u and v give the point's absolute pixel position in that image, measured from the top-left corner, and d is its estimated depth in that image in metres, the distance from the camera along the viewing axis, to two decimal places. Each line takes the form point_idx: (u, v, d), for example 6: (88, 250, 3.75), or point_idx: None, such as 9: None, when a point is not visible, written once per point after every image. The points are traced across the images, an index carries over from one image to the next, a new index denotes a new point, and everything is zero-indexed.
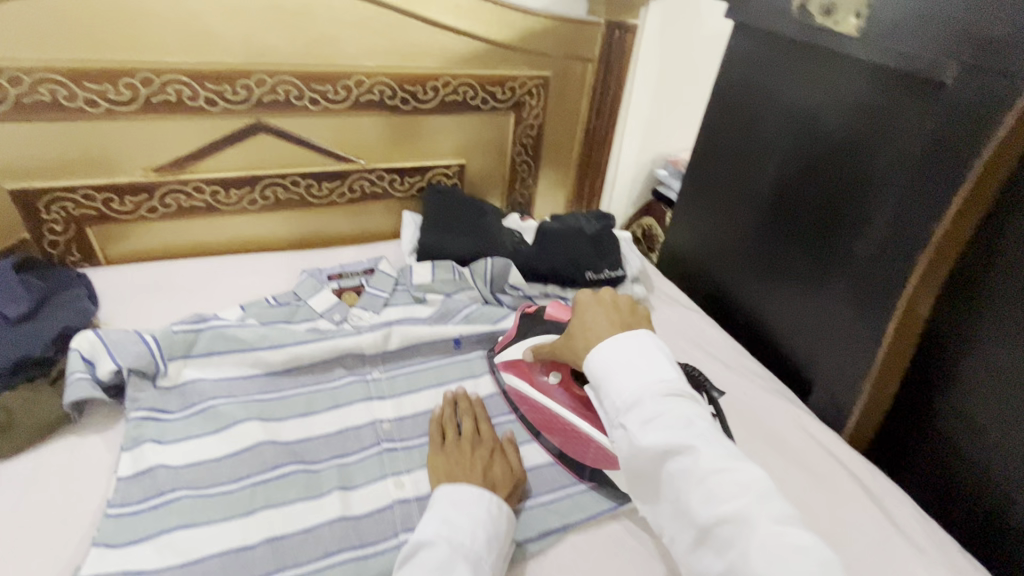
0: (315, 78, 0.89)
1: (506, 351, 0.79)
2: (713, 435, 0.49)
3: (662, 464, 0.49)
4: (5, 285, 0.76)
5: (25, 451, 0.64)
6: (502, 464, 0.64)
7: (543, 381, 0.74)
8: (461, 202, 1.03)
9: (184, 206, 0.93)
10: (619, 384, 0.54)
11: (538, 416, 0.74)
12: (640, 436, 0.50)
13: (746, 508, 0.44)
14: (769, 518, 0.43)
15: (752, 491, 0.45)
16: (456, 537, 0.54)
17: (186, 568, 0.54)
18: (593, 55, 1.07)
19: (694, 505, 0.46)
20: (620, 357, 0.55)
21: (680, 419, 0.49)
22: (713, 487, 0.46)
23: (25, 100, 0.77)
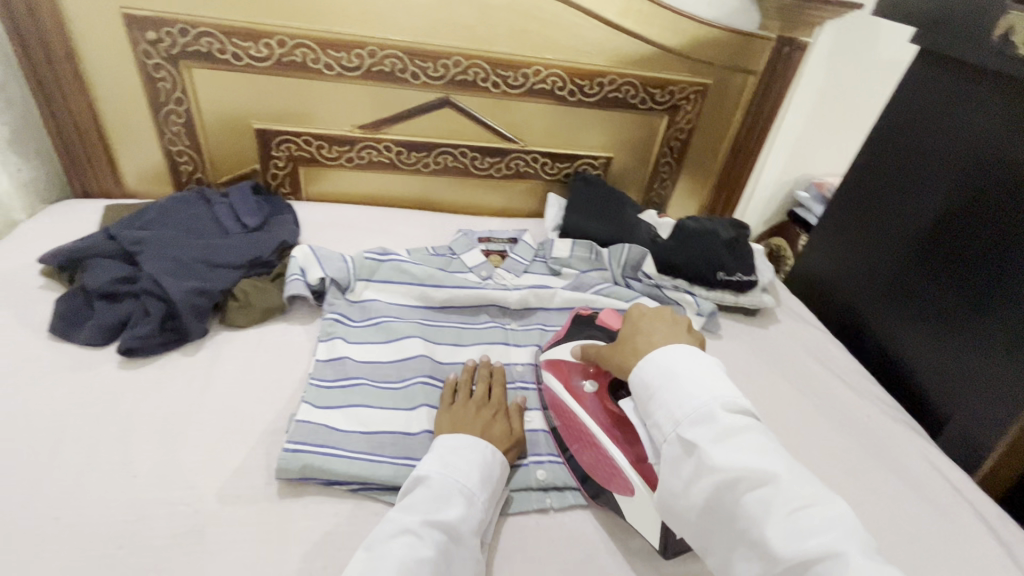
0: (501, 64, 1.02)
1: (551, 351, 0.78)
2: (784, 461, 0.50)
3: (737, 494, 0.49)
4: (247, 202, 0.97)
5: (253, 325, 0.81)
6: (502, 426, 0.68)
7: (579, 387, 0.71)
8: (603, 192, 1.12)
9: (373, 160, 1.11)
10: (685, 400, 0.55)
11: (562, 419, 0.71)
12: (711, 455, 0.50)
13: (837, 544, 0.44)
14: (860, 553, 0.44)
15: (839, 524, 0.46)
16: (451, 474, 0.59)
17: (367, 435, 0.67)
18: (757, 68, 1.10)
19: (776, 539, 0.46)
20: (684, 372, 0.57)
21: (753, 446, 0.51)
22: (797, 518, 0.47)
23: (284, 59, 0.97)
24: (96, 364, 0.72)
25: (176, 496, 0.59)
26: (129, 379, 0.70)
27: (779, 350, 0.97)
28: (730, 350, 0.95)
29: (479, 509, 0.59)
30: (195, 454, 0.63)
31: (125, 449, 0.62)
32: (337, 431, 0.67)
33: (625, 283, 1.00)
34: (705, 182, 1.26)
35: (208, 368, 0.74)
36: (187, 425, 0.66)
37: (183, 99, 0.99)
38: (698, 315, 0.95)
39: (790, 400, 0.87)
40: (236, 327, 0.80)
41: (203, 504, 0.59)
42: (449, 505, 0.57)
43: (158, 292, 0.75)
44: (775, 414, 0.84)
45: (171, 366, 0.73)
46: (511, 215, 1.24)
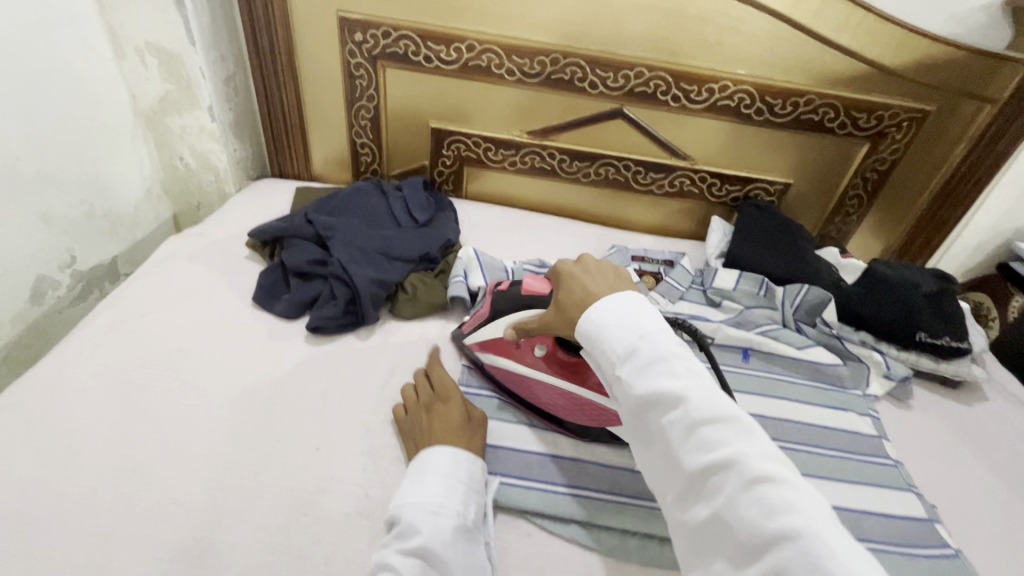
0: (687, 78, 0.96)
1: (478, 334, 0.76)
2: (698, 380, 0.45)
3: (654, 417, 0.46)
4: (418, 196, 1.02)
5: (417, 320, 0.85)
6: (451, 414, 0.66)
7: (527, 355, 0.72)
8: (777, 221, 1.02)
9: (535, 166, 1.11)
10: (614, 336, 0.50)
11: (524, 389, 0.73)
12: (632, 385, 0.47)
13: (737, 454, 0.41)
14: (758, 466, 0.40)
15: (749, 440, 0.42)
16: (418, 498, 0.56)
17: (517, 455, 0.68)
18: (997, 96, 0.93)
19: (684, 456, 0.43)
20: (611, 312, 0.51)
21: (671, 368, 0.45)
22: (704, 434, 0.42)
23: (470, 63, 1.00)
24: (288, 337, 0.79)
25: (350, 477, 0.63)
26: (314, 354, 0.77)
27: (988, 435, 0.81)
28: (922, 424, 0.81)
29: (453, 520, 0.55)
30: (366, 438, 0.67)
31: (310, 422, 0.68)
32: (491, 446, 0.69)
33: (797, 327, 0.89)
34: (898, 222, 1.10)
35: (378, 355, 0.79)
36: (360, 409, 0.71)
37: (374, 96, 1.07)
38: (886, 378, 0.84)
39: (1002, 502, 0.73)
40: (403, 319, 0.85)
41: (374, 489, 0.62)
42: (417, 530, 0.53)
43: (345, 277, 0.82)
44: (982, 513, 0.71)
45: (347, 347, 0.79)
46: (664, 233, 1.18)
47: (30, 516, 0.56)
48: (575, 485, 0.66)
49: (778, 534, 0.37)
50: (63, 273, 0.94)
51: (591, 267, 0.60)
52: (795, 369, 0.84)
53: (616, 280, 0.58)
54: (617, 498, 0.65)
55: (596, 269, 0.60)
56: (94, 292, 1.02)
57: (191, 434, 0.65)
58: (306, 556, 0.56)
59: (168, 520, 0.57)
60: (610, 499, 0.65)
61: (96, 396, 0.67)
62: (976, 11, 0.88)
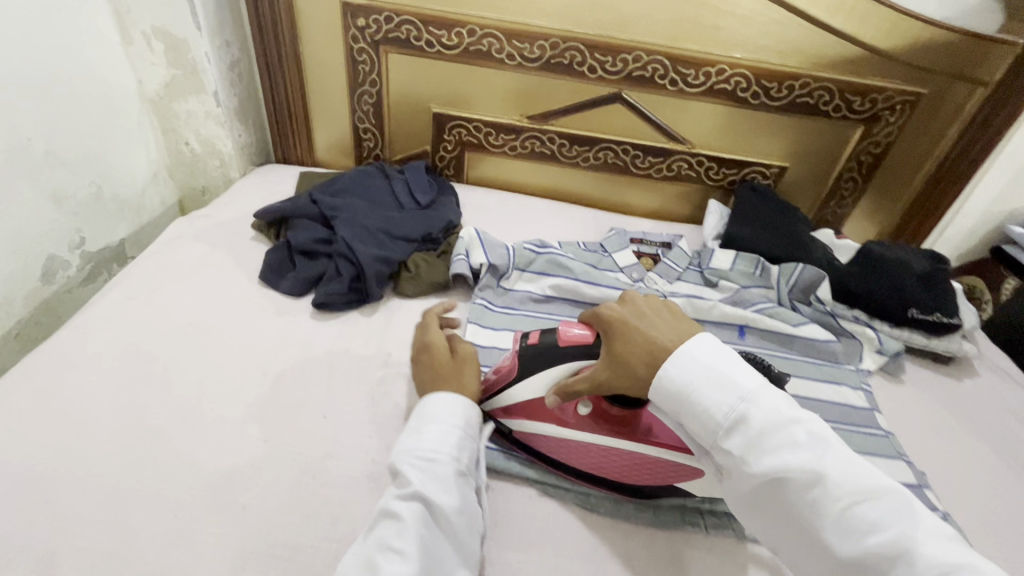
0: (684, 61, 0.98)
1: (501, 398, 0.65)
2: (828, 453, 0.47)
3: (784, 492, 0.47)
4: (420, 178, 1.04)
5: (420, 297, 0.87)
6: (438, 360, 0.67)
7: (570, 416, 0.63)
8: (773, 203, 1.04)
9: (535, 150, 1.13)
10: (712, 399, 0.51)
11: (569, 455, 0.64)
12: (751, 462, 0.48)
13: (896, 534, 0.43)
14: (923, 544, 0.42)
15: (900, 515, 0.44)
16: (414, 442, 0.57)
17: None
18: (989, 79, 0.94)
19: (831, 537, 0.45)
20: (697, 369, 0.52)
21: (791, 440, 0.47)
22: (852, 514, 0.44)
23: (471, 48, 1.01)
24: (294, 312, 0.81)
25: (356, 443, 0.65)
26: (320, 329, 0.79)
27: (977, 408, 0.83)
28: (913, 398, 0.83)
29: (450, 464, 0.56)
30: (371, 407, 0.69)
31: (317, 392, 0.70)
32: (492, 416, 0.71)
33: (792, 305, 0.91)
34: (892, 205, 1.12)
35: (382, 330, 0.80)
36: (364, 380, 0.73)
37: (376, 81, 1.08)
38: (878, 354, 0.86)
39: (990, 471, 0.75)
40: (406, 297, 0.87)
41: (379, 454, 0.64)
42: (413, 472, 0.54)
43: (349, 256, 0.84)
44: (969, 480, 0.73)
45: (352, 323, 0.81)
46: (662, 217, 1.20)
47: (49, 477, 0.58)
48: None
49: None
50: (73, 254, 0.96)
51: (641, 310, 0.60)
52: (790, 345, 0.86)
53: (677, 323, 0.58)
54: None
55: (647, 312, 0.60)
56: (102, 273, 1.03)
57: (201, 402, 0.67)
58: (315, 515, 0.58)
59: (181, 481, 0.59)
60: None
61: (108, 366, 0.69)
62: None
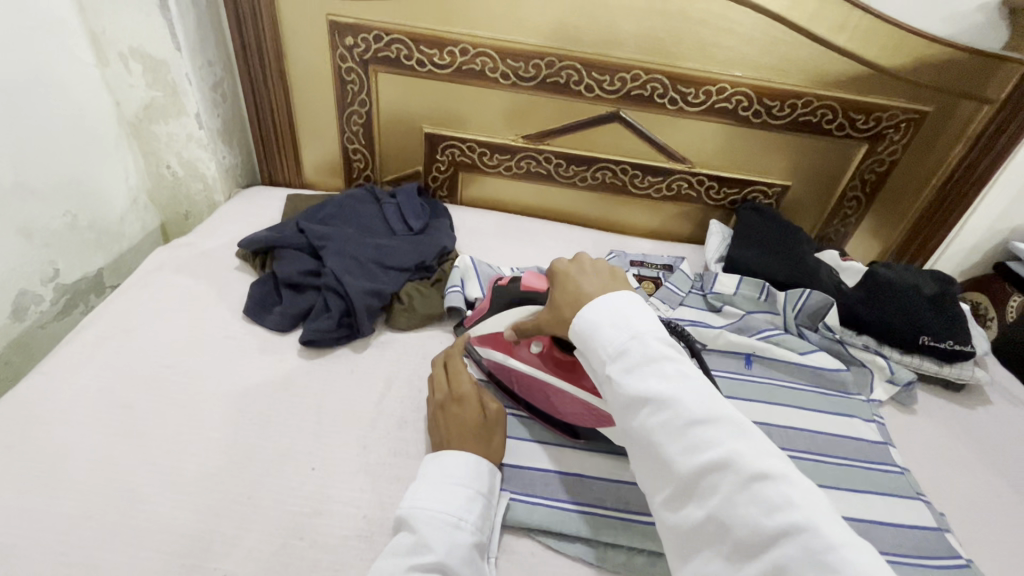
0: (684, 80, 0.95)
1: (479, 326, 0.75)
2: (688, 382, 0.46)
3: (642, 417, 0.46)
4: (413, 203, 1.00)
5: (414, 331, 0.83)
6: (469, 414, 0.64)
7: (522, 350, 0.69)
8: (776, 224, 1.01)
9: (531, 170, 1.10)
10: (607, 336, 0.50)
11: (519, 383, 0.71)
12: (622, 385, 0.47)
13: (731, 453, 0.41)
14: (752, 462, 0.41)
15: (743, 439, 0.42)
16: (436, 505, 0.54)
17: (519, 471, 0.66)
18: (995, 97, 0.92)
19: (676, 457, 0.43)
20: (608, 312, 0.51)
21: (661, 368, 0.46)
22: (696, 435, 0.43)
23: (464, 67, 0.98)
24: (280, 350, 0.77)
25: (347, 498, 0.61)
26: (308, 369, 0.75)
27: (992, 438, 0.81)
28: (927, 429, 0.80)
29: (471, 536, 0.54)
30: (362, 455, 0.65)
31: (305, 440, 0.66)
32: None
33: (799, 332, 0.88)
34: (896, 223, 1.10)
35: (374, 368, 0.76)
36: (355, 425, 0.68)
37: (366, 101, 1.05)
38: (890, 382, 0.83)
39: (1010, 507, 0.72)
40: (400, 330, 0.83)
41: (371, 509, 0.60)
42: (437, 543, 0.51)
43: (339, 289, 0.80)
44: (991, 518, 0.70)
45: (342, 361, 0.77)
46: (661, 236, 1.17)
47: (10, 548, 0.53)
48: (579, 501, 0.64)
49: (777, 531, 0.38)
50: (46, 287, 0.91)
51: (588, 266, 0.59)
52: (798, 375, 0.83)
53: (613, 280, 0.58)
54: (625, 515, 0.63)
55: (592, 267, 0.59)
56: (79, 305, 0.99)
57: (179, 455, 0.62)
58: None
59: (157, 548, 0.54)
60: (615, 514, 0.63)
61: (80, 417, 0.65)
62: (972, 12, 0.88)
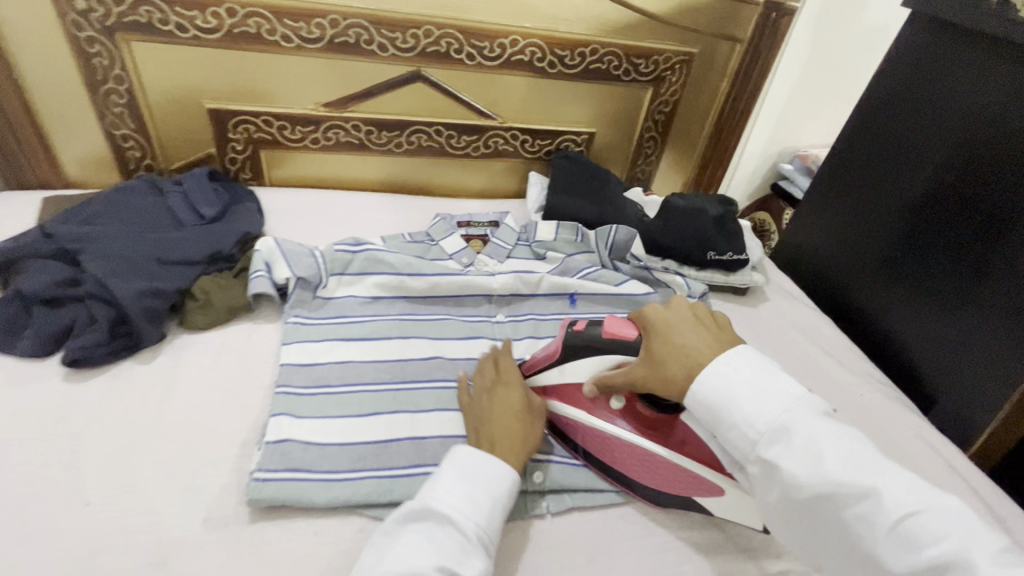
0: (476, 34, 0.95)
1: (544, 377, 0.67)
2: (887, 472, 0.46)
3: (839, 510, 0.46)
4: (203, 188, 0.88)
5: (218, 326, 0.75)
6: (515, 403, 0.63)
7: (603, 409, 0.64)
8: (588, 169, 1.06)
9: (341, 140, 1.03)
10: (753, 412, 0.50)
11: (599, 448, 0.64)
12: (797, 472, 0.47)
13: (959, 552, 0.41)
14: (987, 558, 0.41)
15: (961, 528, 0.43)
16: (475, 513, 0.51)
17: (345, 449, 0.62)
18: (743, 36, 1.06)
19: (893, 554, 0.43)
20: (730, 376, 0.52)
21: (847, 456, 0.47)
22: (907, 531, 0.43)
23: (236, 30, 0.88)
24: (38, 378, 0.64)
25: (135, 526, 0.53)
26: (75, 393, 0.63)
27: (770, 328, 0.95)
28: None
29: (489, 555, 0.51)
30: (153, 474, 0.57)
31: (74, 475, 0.56)
32: (311, 445, 0.61)
33: (614, 266, 0.96)
34: (688, 158, 1.23)
35: (167, 377, 0.67)
36: (145, 443, 0.60)
37: (123, 77, 0.89)
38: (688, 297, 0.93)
39: None
40: (200, 330, 0.74)
41: (168, 531, 0.53)
42: (467, 555, 0.49)
43: (104, 295, 0.68)
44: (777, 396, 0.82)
45: (123, 376, 0.66)
46: (491, 195, 1.18)
47: None
48: (415, 461, 0.62)
49: None
50: None
51: (683, 313, 0.60)
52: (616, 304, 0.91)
53: (710, 327, 0.58)
54: None
55: (681, 313, 0.60)
56: None
57: None
58: None
59: None
60: None
61: None
62: None
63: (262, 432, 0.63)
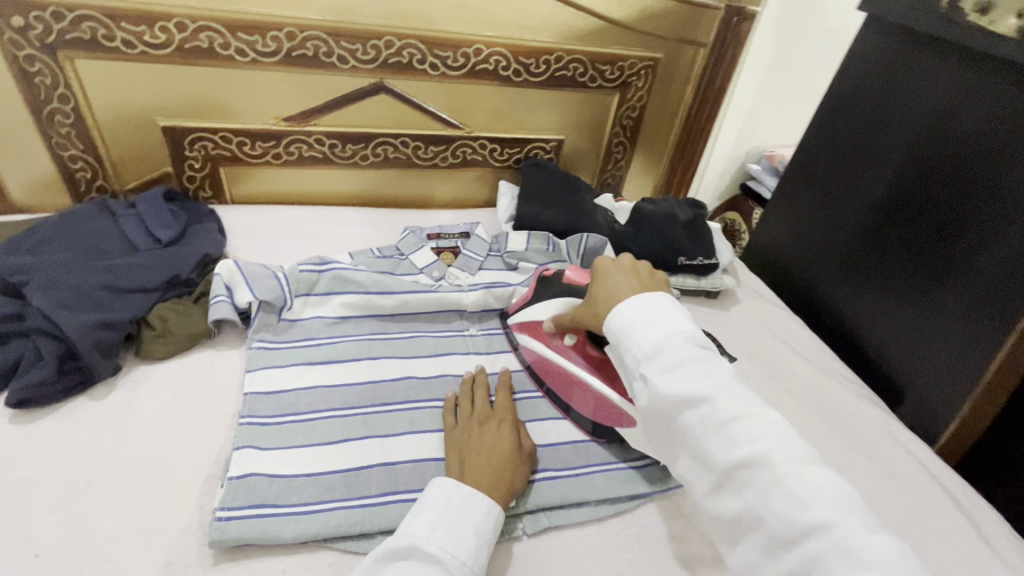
0: (439, 44, 0.93)
1: (521, 313, 0.81)
2: (732, 386, 0.49)
3: (680, 414, 0.49)
4: (158, 209, 0.85)
5: (177, 356, 0.72)
6: (504, 438, 0.62)
7: (559, 342, 0.75)
8: (558, 176, 1.06)
9: (304, 155, 1.00)
10: (638, 335, 0.53)
11: (550, 374, 0.75)
12: (660, 384, 0.50)
13: (764, 450, 0.45)
14: (788, 458, 0.44)
15: (777, 433, 0.46)
16: (453, 550, 0.50)
17: (314, 480, 0.60)
18: (706, 40, 1.07)
19: (714, 451, 0.47)
20: (638, 308, 0.55)
21: (701, 369, 0.49)
22: (729, 433, 0.46)
23: (187, 45, 0.85)
24: None
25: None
26: (23, 435, 0.60)
27: (742, 330, 0.96)
28: None
29: None
30: (108, 518, 0.55)
31: (22, 524, 0.53)
32: (278, 478, 0.59)
33: None
34: (657, 161, 1.24)
35: (123, 412, 0.64)
36: (100, 485, 0.57)
37: (69, 97, 0.85)
38: None
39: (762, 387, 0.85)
40: (158, 360, 0.71)
41: None
42: None
43: (52, 329, 0.65)
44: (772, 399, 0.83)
45: (76, 414, 0.63)
46: (461, 205, 1.17)
47: None
48: (387, 489, 0.60)
49: (810, 526, 0.41)
50: None
51: (626, 265, 0.62)
52: None
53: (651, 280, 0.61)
54: None
55: (631, 266, 0.62)
56: None
57: None
58: None
59: None
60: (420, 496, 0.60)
61: None
62: None
63: (225, 467, 0.60)
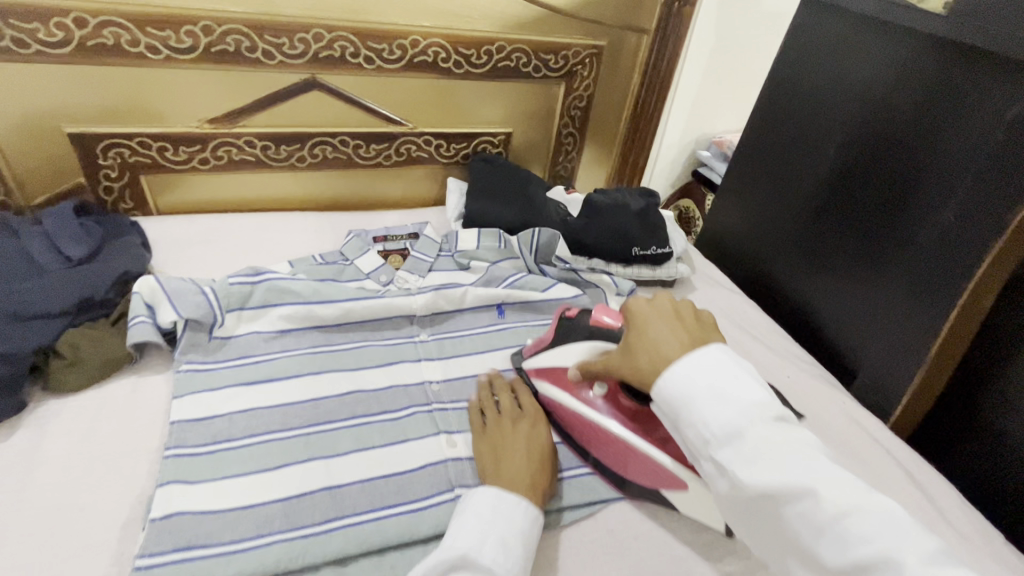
0: (372, 36, 0.88)
1: (536, 357, 0.70)
2: (830, 470, 0.42)
3: (777, 508, 0.42)
4: (67, 225, 0.77)
5: (93, 386, 0.66)
6: (538, 437, 0.63)
7: (586, 393, 0.64)
8: (507, 170, 1.02)
9: (234, 159, 0.93)
10: (705, 411, 0.45)
11: (577, 430, 0.65)
12: (742, 474, 0.43)
13: (892, 552, 0.38)
14: (919, 558, 0.37)
15: (895, 528, 0.39)
16: (501, 557, 0.50)
17: (248, 512, 0.55)
18: (649, 27, 1.07)
19: (823, 551, 0.40)
20: (698, 372, 0.47)
21: (791, 454, 0.42)
22: (842, 530, 0.40)
23: (89, 43, 0.77)
24: None
25: None
26: None
27: None
28: None
29: None
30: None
31: None
32: (209, 514, 0.54)
33: (541, 270, 0.92)
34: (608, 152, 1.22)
35: (29, 455, 0.58)
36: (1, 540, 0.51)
37: None
38: (618, 296, 0.93)
39: None
40: (70, 392, 0.64)
41: None
42: None
43: None
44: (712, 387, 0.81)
45: None
46: (410, 205, 1.12)
47: None
48: (333, 515, 0.56)
49: None
50: None
51: (666, 307, 0.54)
52: (545, 311, 0.88)
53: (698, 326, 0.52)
54: (380, 513, 0.57)
55: (671, 307, 0.54)
56: None
57: None
58: None
59: None
60: (369, 517, 0.57)
61: None
62: None
63: (148, 506, 0.55)
